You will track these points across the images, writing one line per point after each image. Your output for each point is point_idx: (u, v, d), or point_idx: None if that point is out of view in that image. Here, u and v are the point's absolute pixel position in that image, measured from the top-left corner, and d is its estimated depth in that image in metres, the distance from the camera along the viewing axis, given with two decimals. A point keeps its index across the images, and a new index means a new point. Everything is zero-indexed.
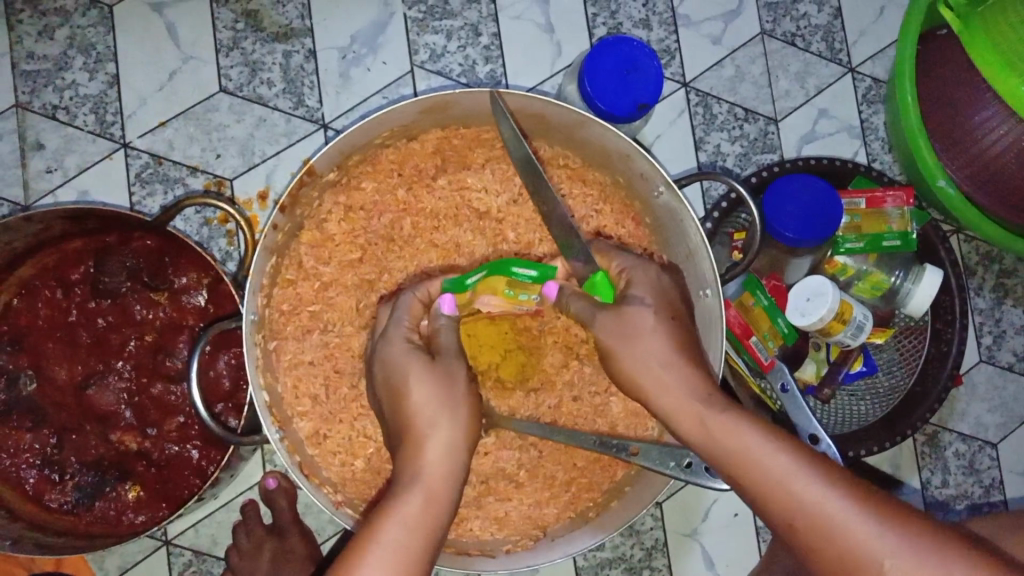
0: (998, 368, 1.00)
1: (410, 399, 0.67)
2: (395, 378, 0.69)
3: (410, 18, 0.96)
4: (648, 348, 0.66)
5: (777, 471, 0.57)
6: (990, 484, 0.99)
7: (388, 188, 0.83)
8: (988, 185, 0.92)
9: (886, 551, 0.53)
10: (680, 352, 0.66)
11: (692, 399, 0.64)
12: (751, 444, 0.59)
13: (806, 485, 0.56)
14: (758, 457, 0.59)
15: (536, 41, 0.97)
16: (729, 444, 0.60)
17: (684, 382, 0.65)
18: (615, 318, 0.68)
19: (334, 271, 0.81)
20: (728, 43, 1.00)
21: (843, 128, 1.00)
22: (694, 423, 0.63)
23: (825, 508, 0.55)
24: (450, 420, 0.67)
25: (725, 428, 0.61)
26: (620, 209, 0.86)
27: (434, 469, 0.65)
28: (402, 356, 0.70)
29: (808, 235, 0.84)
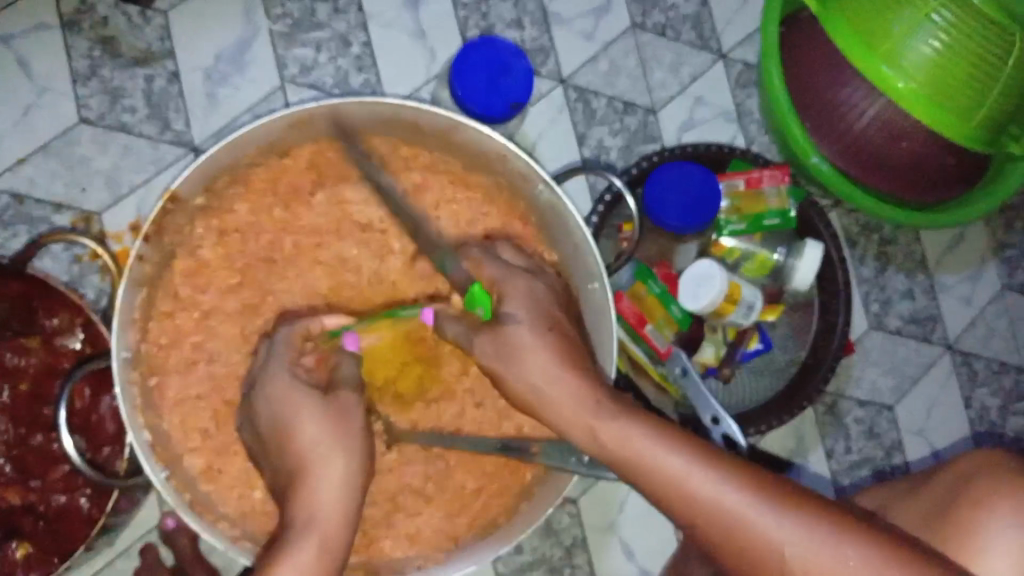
0: (888, 333, 1.04)
1: (299, 435, 0.65)
2: (278, 413, 0.67)
3: (276, 33, 0.93)
4: (529, 367, 0.64)
5: (674, 472, 0.57)
6: (890, 446, 1.02)
7: (262, 208, 0.80)
8: (871, 166, 0.95)
9: (789, 541, 0.53)
10: (563, 363, 0.64)
11: (581, 411, 0.62)
12: (650, 450, 0.58)
13: (703, 481, 0.56)
14: (654, 461, 0.58)
15: (409, 47, 0.96)
16: (625, 448, 0.59)
17: (572, 395, 0.63)
18: (493, 340, 0.67)
19: (214, 299, 0.79)
20: (601, 39, 1.01)
21: (719, 113, 1.03)
22: (586, 434, 0.61)
23: (723, 504, 0.55)
24: (345, 456, 0.64)
25: (616, 436, 0.60)
26: (506, 211, 0.86)
27: (327, 511, 0.62)
28: (286, 391, 0.68)
29: (689, 223, 0.87)
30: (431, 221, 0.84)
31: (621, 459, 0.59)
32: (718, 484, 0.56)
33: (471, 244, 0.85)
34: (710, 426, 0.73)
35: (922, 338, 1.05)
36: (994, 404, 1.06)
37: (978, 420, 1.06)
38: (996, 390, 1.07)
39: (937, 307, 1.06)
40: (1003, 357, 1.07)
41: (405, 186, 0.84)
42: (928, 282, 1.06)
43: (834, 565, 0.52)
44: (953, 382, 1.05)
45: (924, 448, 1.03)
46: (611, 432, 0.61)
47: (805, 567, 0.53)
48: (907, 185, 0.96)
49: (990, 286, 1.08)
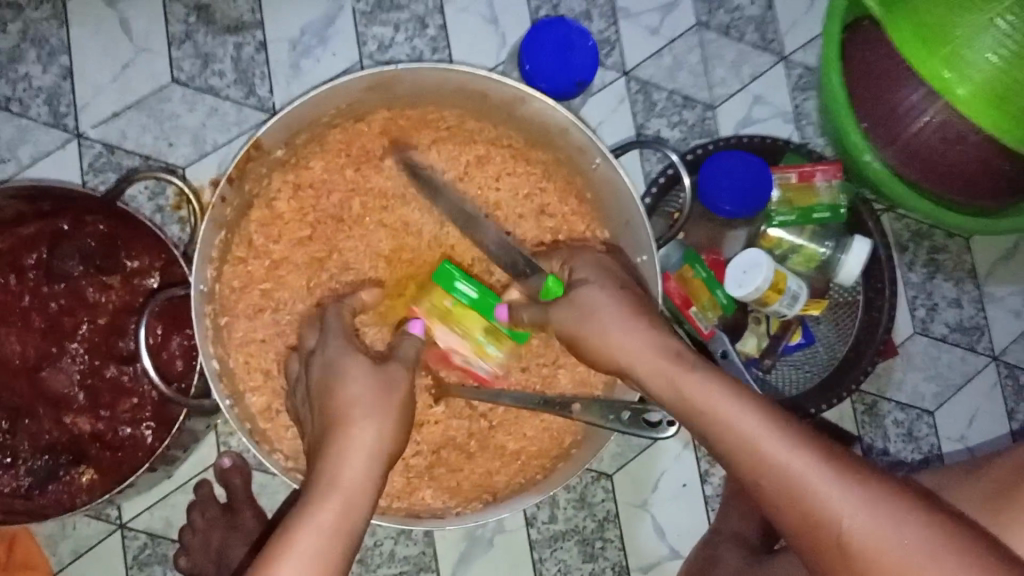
0: (933, 339, 1.04)
1: (340, 394, 0.67)
2: (330, 370, 0.70)
3: (358, 11, 0.99)
4: (604, 322, 0.68)
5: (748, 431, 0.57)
6: (928, 451, 1.03)
7: (336, 167, 0.86)
8: (928, 170, 0.95)
9: (854, 516, 0.52)
10: (634, 315, 0.68)
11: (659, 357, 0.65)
12: (728, 409, 0.59)
13: (776, 444, 0.55)
14: (728, 417, 0.58)
15: (480, 31, 1.01)
16: (702, 400, 0.60)
17: (640, 345, 0.66)
18: (569, 305, 0.71)
19: (285, 249, 0.84)
20: (666, 34, 1.05)
21: (777, 113, 1.05)
22: (664, 381, 0.63)
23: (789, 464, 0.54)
24: (381, 421, 0.66)
25: (694, 386, 0.61)
26: (563, 187, 0.90)
27: (351, 472, 0.63)
28: (338, 355, 0.72)
29: (742, 209, 0.89)
30: (490, 191, 0.89)
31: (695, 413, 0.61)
32: (782, 445, 0.55)
33: (528, 217, 0.89)
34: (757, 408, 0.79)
35: (968, 347, 1.05)
36: None
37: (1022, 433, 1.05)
38: None
39: (985, 318, 1.06)
40: None
41: (468, 158, 0.88)
42: (977, 293, 1.06)
43: (891, 542, 0.50)
44: (997, 393, 1.05)
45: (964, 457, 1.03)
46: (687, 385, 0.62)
47: (865, 542, 0.51)
48: (960, 188, 0.96)
49: None
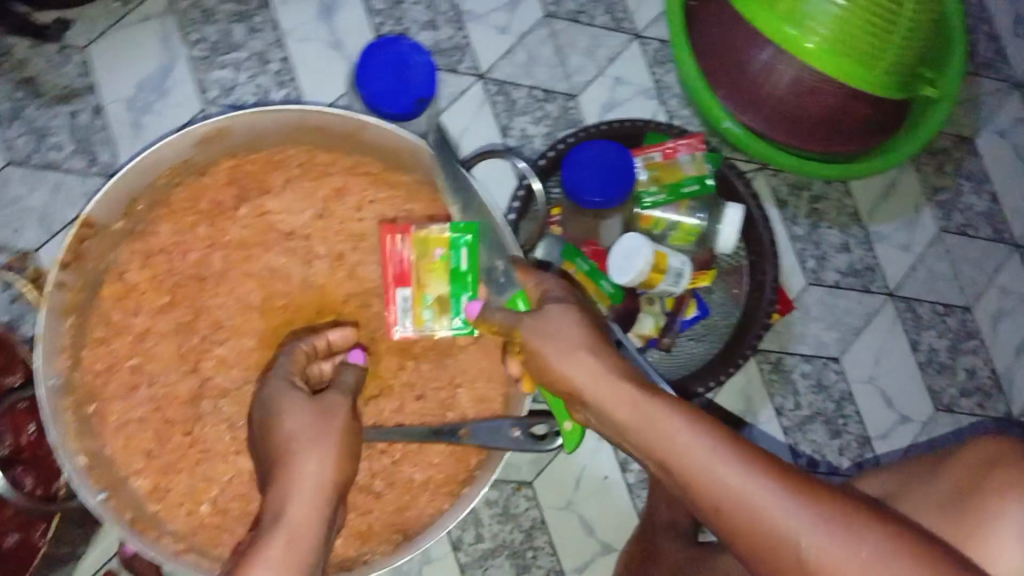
0: (827, 288, 1.05)
1: (280, 428, 0.69)
2: (270, 410, 0.71)
3: (194, 57, 0.95)
4: (564, 346, 0.68)
5: (698, 453, 0.57)
6: (840, 398, 1.03)
7: (186, 227, 0.82)
8: (793, 127, 0.94)
9: (810, 536, 0.51)
10: (588, 343, 0.68)
11: (617, 380, 0.65)
12: (682, 434, 0.59)
13: (728, 465, 0.56)
14: (683, 440, 0.59)
15: (325, 57, 0.98)
16: (661, 427, 0.60)
17: (593, 372, 0.66)
18: (540, 319, 0.71)
19: (147, 320, 0.81)
20: (516, 30, 1.03)
21: (639, 92, 1.05)
22: (623, 402, 0.64)
23: (753, 490, 0.54)
24: (322, 451, 0.67)
25: (653, 412, 0.62)
26: (428, 205, 0.86)
27: (297, 504, 0.63)
28: (278, 392, 0.72)
29: (611, 197, 0.88)
30: (354, 223, 0.85)
31: (654, 440, 0.60)
32: (741, 469, 0.55)
33: None
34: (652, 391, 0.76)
35: (863, 289, 1.06)
36: (943, 345, 1.07)
37: (928, 363, 1.06)
38: (942, 332, 1.07)
39: (874, 257, 1.07)
40: (947, 299, 1.08)
41: (325, 192, 0.85)
42: (864, 234, 1.07)
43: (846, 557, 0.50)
44: (899, 329, 1.06)
45: (877, 397, 1.04)
46: (645, 413, 0.62)
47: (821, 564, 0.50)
48: (827, 139, 0.96)
49: (927, 230, 1.09)
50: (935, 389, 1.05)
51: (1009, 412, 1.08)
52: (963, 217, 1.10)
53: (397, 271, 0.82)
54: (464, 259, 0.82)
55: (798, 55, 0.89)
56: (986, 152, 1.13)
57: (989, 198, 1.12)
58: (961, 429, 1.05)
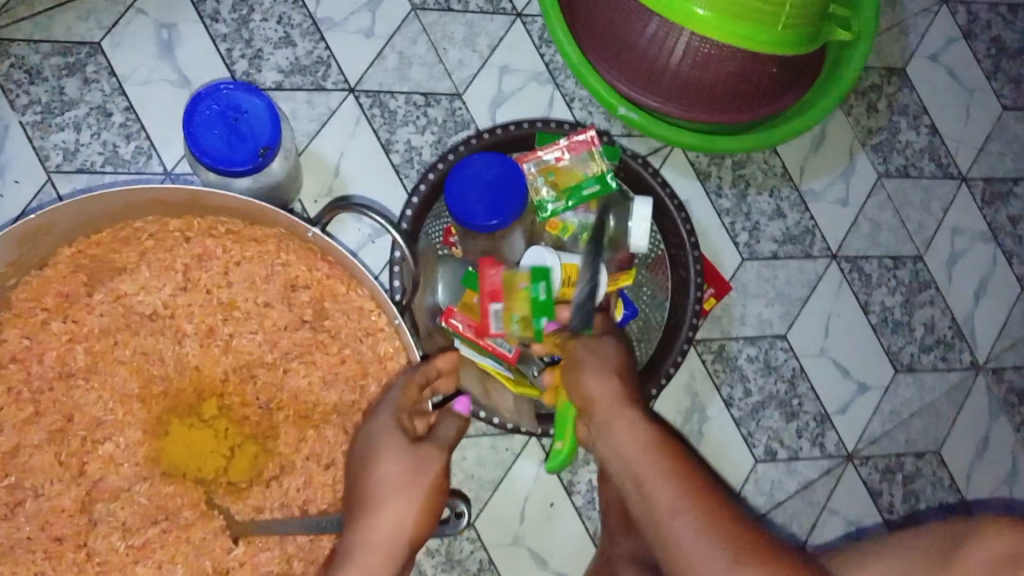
0: (763, 261, 0.97)
1: (374, 472, 0.67)
2: (371, 446, 0.69)
3: (28, 123, 0.86)
4: (598, 373, 0.72)
5: (659, 501, 0.64)
6: (791, 377, 0.96)
7: (37, 327, 0.75)
8: (698, 102, 0.87)
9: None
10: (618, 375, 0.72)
11: (619, 411, 0.70)
12: (654, 473, 0.65)
13: (676, 518, 0.62)
14: (649, 481, 0.65)
15: (174, 98, 0.88)
16: (638, 463, 0.67)
17: (608, 399, 0.70)
18: (591, 339, 0.76)
19: (13, 436, 0.74)
20: (382, 32, 0.93)
21: (530, 78, 0.95)
22: (619, 427, 0.69)
23: (713, 555, 0.59)
24: (407, 503, 0.66)
25: (637, 451, 0.67)
26: (304, 255, 0.78)
27: (372, 550, 0.64)
28: (386, 425, 0.70)
29: (499, 216, 0.79)
30: (221, 290, 0.78)
31: (642, 474, 0.66)
32: (707, 533, 0.60)
33: (275, 302, 0.79)
34: None
35: (802, 255, 0.98)
36: (895, 302, 1.00)
37: (882, 324, 0.99)
38: (893, 288, 1.00)
39: (810, 219, 0.98)
40: (895, 252, 1.00)
41: (184, 261, 0.77)
42: (797, 195, 0.98)
43: None
44: (847, 292, 0.98)
45: (831, 368, 0.97)
46: (634, 451, 0.67)
47: None
48: (734, 110, 0.88)
49: (864, 179, 1.00)
50: (893, 350, 0.99)
51: (974, 360, 1.01)
52: (903, 157, 1.02)
53: (489, 287, 0.77)
54: (544, 291, 0.76)
55: (686, 23, 0.78)
56: (919, 81, 1.03)
57: (929, 131, 1.03)
58: (924, 387, 0.99)
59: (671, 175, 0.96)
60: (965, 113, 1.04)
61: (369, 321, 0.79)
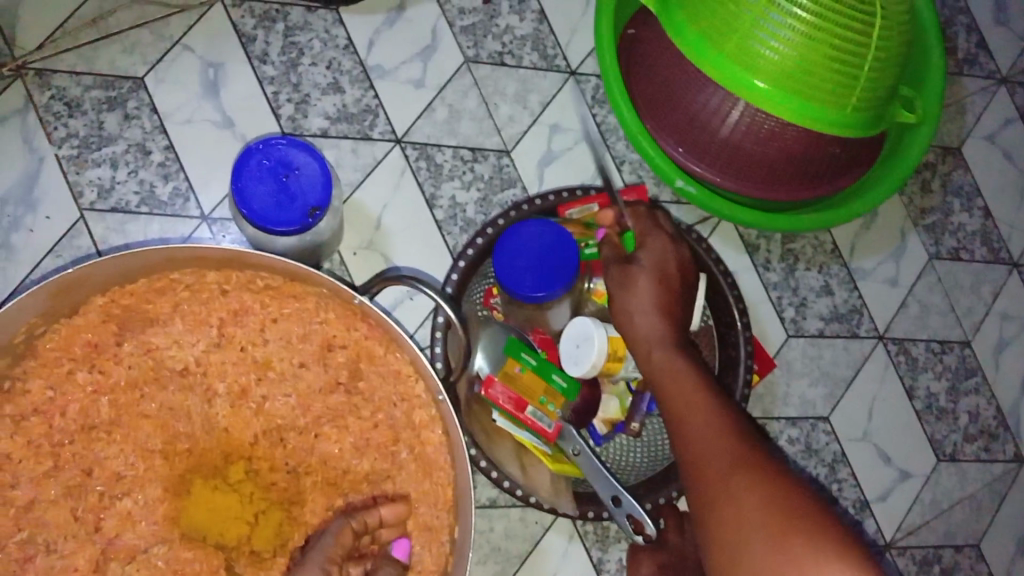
0: (809, 338, 0.94)
1: None
2: None
3: (63, 158, 0.83)
4: (628, 291, 0.75)
5: (678, 406, 0.67)
6: (832, 461, 0.93)
7: (62, 378, 0.72)
8: (756, 177, 0.85)
9: (715, 475, 0.60)
10: (653, 293, 0.74)
11: (652, 325, 0.73)
12: (679, 380, 0.69)
13: (692, 420, 0.65)
14: (671, 382, 0.69)
15: (217, 140, 0.86)
16: (664, 373, 0.70)
17: (640, 314, 0.74)
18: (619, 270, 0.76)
19: (30, 490, 0.70)
20: (433, 83, 0.91)
21: (580, 137, 0.93)
22: (647, 342, 0.73)
23: (709, 442, 0.62)
24: None
25: (663, 363, 0.71)
26: (346, 316, 0.74)
27: None
28: None
29: (550, 287, 0.78)
30: (257, 348, 0.75)
31: (666, 381, 0.70)
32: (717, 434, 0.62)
33: (312, 362, 0.76)
34: (612, 506, 0.75)
35: (849, 335, 0.95)
36: (941, 388, 0.97)
37: (927, 410, 0.96)
38: (940, 374, 0.97)
39: (859, 298, 0.96)
40: (943, 335, 0.97)
41: (220, 315, 0.74)
42: (846, 272, 0.96)
43: (731, 502, 0.57)
44: (893, 376, 0.96)
45: (872, 453, 0.94)
46: (660, 360, 0.71)
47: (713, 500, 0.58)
48: (791, 185, 0.85)
49: (915, 260, 0.98)
50: (937, 438, 0.96)
51: (1017, 452, 0.99)
52: (955, 239, 0.99)
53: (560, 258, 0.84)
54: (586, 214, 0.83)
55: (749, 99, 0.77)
56: (974, 163, 1.01)
57: (982, 214, 1.01)
58: (966, 477, 0.96)
59: (722, 245, 0.93)
60: (1019, 198, 1.02)
61: (406, 386, 0.75)
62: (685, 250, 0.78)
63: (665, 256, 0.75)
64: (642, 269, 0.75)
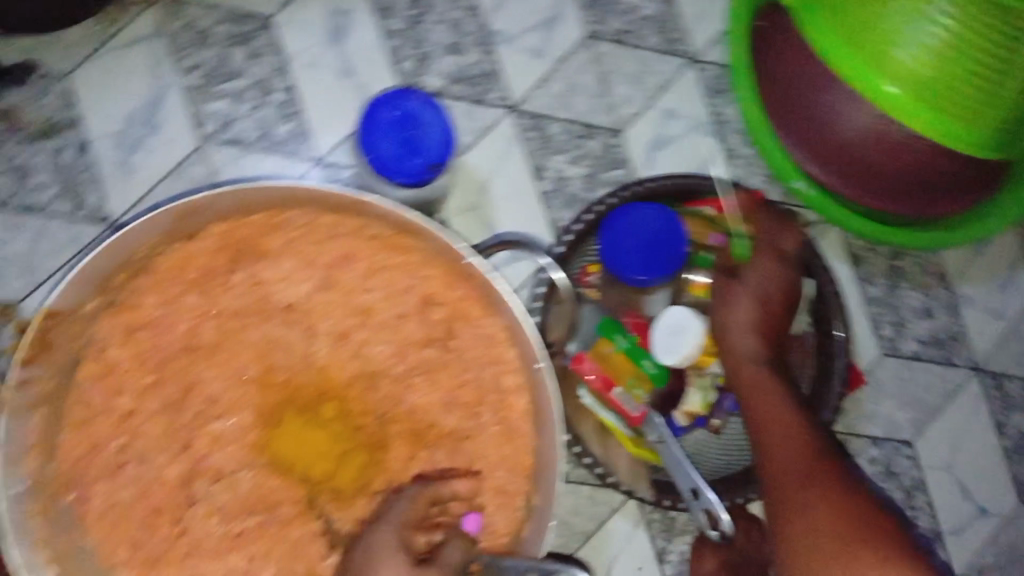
0: (903, 360, 0.91)
1: None
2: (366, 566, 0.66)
3: (189, 87, 0.85)
4: (727, 305, 0.76)
5: (763, 427, 0.73)
6: (911, 487, 0.90)
7: (173, 298, 0.74)
8: (875, 186, 0.82)
9: (796, 503, 0.66)
10: (751, 309, 0.74)
11: (744, 338, 0.75)
12: (765, 401, 0.74)
13: (775, 445, 0.71)
14: (757, 403, 0.74)
15: (336, 87, 0.87)
16: (750, 390, 0.75)
17: (734, 325, 0.76)
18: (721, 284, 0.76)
19: (131, 401, 0.73)
20: (554, 54, 0.90)
21: (694, 126, 0.91)
22: (738, 355, 0.76)
23: (791, 470, 0.68)
24: None
25: (752, 379, 0.75)
26: (447, 273, 0.76)
27: None
28: (384, 541, 0.68)
29: (656, 272, 0.77)
30: (361, 294, 0.76)
31: (752, 398, 0.74)
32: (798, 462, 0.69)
33: (411, 315, 0.77)
34: (690, 498, 0.74)
35: (945, 361, 0.92)
36: None
37: (1016, 449, 0.93)
38: None
39: (960, 325, 0.93)
40: None
41: (329, 258, 0.76)
42: (950, 298, 0.93)
43: (807, 528, 0.64)
44: (985, 409, 0.93)
45: (954, 485, 0.91)
46: (748, 376, 0.75)
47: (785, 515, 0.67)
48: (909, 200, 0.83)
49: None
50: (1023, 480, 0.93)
51: None
52: None
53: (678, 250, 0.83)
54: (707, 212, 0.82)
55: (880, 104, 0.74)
56: None
57: None
58: None
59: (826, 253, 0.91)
60: None
61: (497, 350, 0.77)
62: (797, 271, 0.76)
63: (775, 272, 0.75)
64: (745, 286, 0.75)
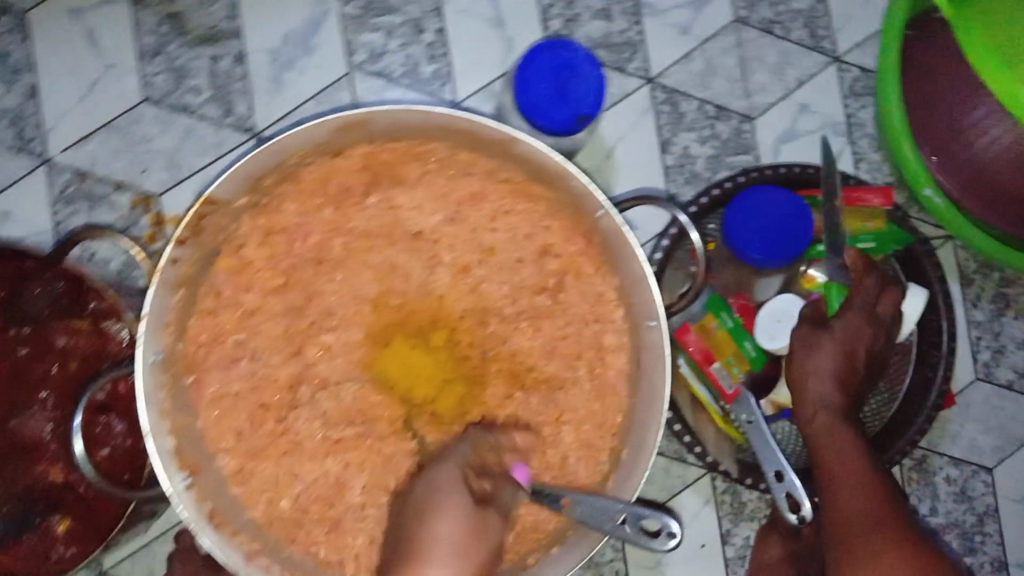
0: (996, 387, 0.91)
1: (427, 525, 0.63)
2: (426, 499, 0.65)
3: (346, 15, 0.89)
4: (810, 351, 0.77)
5: (834, 475, 0.71)
6: (983, 513, 0.90)
7: (311, 210, 0.77)
8: (1002, 207, 0.82)
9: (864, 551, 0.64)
10: (836, 358, 0.76)
11: (823, 388, 0.76)
12: (838, 448, 0.72)
13: (845, 494, 0.69)
14: (829, 449, 0.73)
15: (485, 35, 0.89)
16: (822, 440, 0.74)
17: (812, 375, 0.76)
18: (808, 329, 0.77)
19: (257, 298, 0.76)
20: (698, 33, 0.91)
21: (826, 124, 0.92)
22: (814, 404, 0.76)
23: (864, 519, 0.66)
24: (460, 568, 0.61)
25: (824, 428, 0.74)
26: (570, 228, 0.79)
27: None
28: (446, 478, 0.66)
29: (773, 257, 0.78)
30: (485, 233, 0.79)
31: (823, 447, 0.73)
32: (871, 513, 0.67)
33: (528, 261, 0.79)
34: (772, 480, 0.74)
35: None
36: None
37: None
38: None
39: None
40: None
41: (461, 195, 0.79)
42: None
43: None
44: None
45: None
46: (822, 425, 0.74)
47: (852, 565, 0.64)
48: None
49: None
50: None
51: None
52: None
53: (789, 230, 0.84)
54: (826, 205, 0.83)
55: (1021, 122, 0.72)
56: None
57: None
58: None
59: None
60: None
61: (603, 309, 0.79)
62: (881, 334, 0.78)
63: (862, 325, 0.77)
64: (832, 334, 0.76)
